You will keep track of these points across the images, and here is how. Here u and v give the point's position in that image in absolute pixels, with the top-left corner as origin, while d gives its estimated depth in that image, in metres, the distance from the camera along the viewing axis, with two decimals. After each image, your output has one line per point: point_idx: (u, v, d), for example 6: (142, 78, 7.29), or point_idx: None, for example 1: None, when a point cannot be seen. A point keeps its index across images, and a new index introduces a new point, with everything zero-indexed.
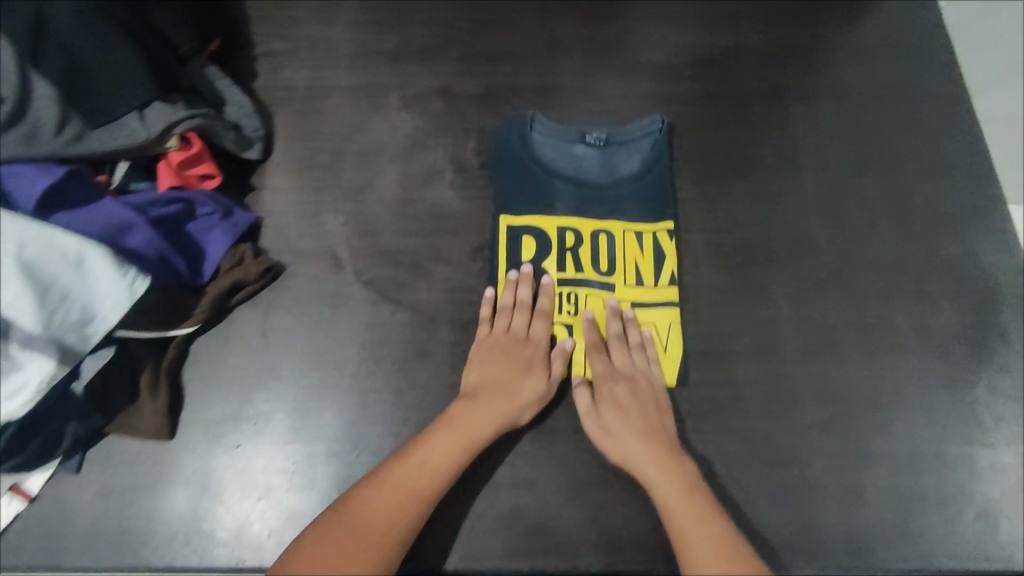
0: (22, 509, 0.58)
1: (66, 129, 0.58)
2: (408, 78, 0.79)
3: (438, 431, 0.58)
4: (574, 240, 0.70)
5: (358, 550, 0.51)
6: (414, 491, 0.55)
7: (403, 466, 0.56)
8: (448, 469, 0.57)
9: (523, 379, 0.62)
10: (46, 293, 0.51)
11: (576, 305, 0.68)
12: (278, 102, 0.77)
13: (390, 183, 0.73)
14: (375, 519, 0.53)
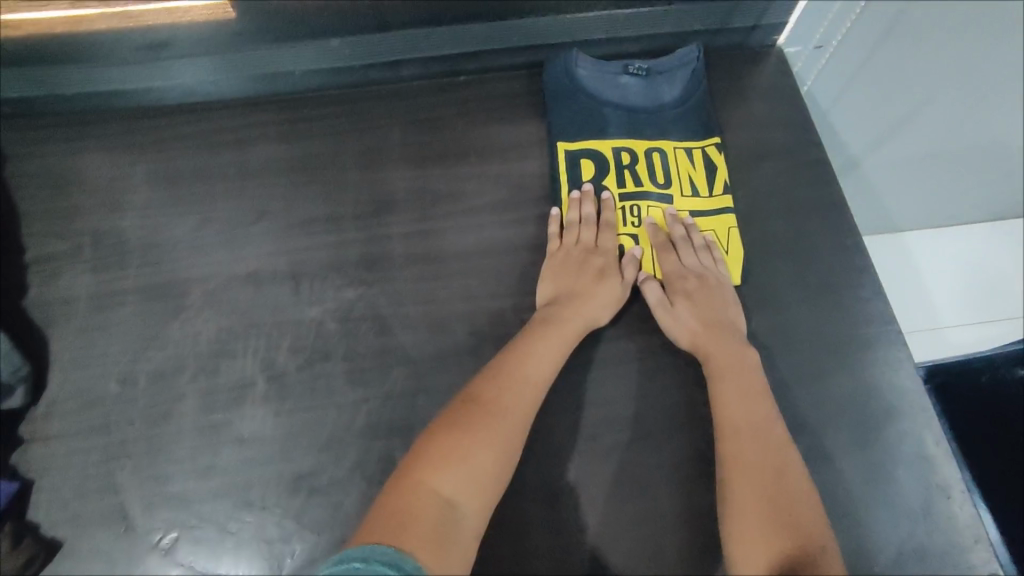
0: None
1: None
2: (213, 269, 0.69)
3: (533, 340, 0.62)
4: (628, 159, 0.74)
5: (466, 460, 0.53)
6: (511, 404, 0.57)
7: (500, 377, 0.59)
8: (540, 379, 0.60)
9: (603, 284, 0.66)
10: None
11: (639, 217, 0.71)
12: (55, 320, 0.67)
13: (190, 408, 0.62)
14: (485, 432, 0.55)
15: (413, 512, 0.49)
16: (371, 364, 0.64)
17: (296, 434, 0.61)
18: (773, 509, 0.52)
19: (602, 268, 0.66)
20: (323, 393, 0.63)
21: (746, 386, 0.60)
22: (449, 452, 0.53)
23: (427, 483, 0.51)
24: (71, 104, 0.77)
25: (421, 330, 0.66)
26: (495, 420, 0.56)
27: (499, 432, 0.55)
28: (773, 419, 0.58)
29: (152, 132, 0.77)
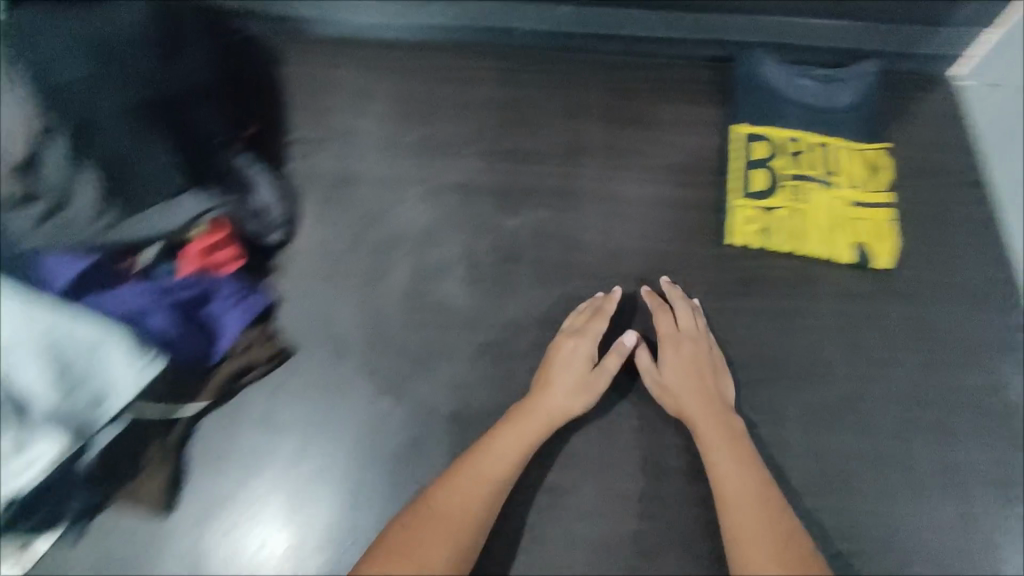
0: (22, 570, 0.62)
1: (102, 218, 0.60)
2: (430, 173, 0.82)
3: (504, 431, 0.63)
4: (796, 147, 0.82)
5: (437, 554, 0.56)
6: (471, 482, 0.60)
7: (467, 470, 0.61)
8: (500, 473, 0.61)
9: (565, 396, 0.65)
10: (70, 374, 0.55)
11: (801, 197, 0.79)
12: (305, 187, 0.81)
13: (403, 276, 0.74)
14: (446, 520, 0.58)
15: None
16: (555, 272, 0.76)
17: (486, 312, 0.73)
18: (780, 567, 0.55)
19: (580, 373, 0.67)
20: (512, 286, 0.74)
21: (734, 458, 0.63)
22: (406, 540, 0.56)
23: (392, 564, 0.55)
24: (322, 29, 0.89)
25: (597, 255, 0.77)
26: (454, 507, 0.59)
27: (465, 518, 0.58)
28: (766, 490, 0.60)
29: (387, 56, 0.89)
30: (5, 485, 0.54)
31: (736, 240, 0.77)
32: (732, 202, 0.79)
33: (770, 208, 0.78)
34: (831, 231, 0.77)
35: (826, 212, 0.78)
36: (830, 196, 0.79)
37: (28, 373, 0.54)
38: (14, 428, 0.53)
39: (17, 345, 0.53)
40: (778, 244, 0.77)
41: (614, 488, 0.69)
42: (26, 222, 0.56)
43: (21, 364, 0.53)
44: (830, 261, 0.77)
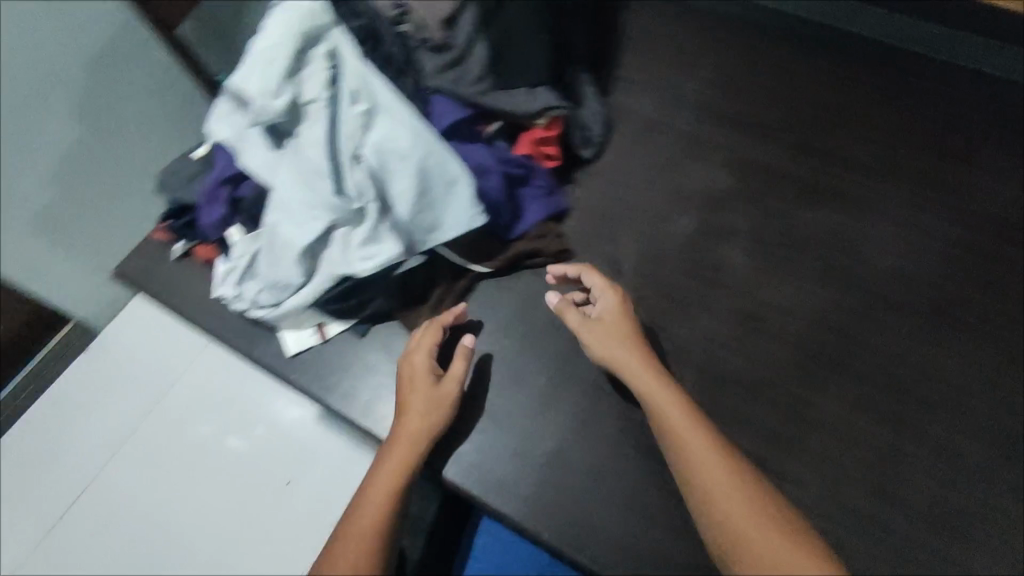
0: (314, 343, 0.72)
1: (479, 84, 0.71)
2: (739, 145, 0.83)
3: (382, 466, 0.61)
4: None
5: (367, 516, 0.57)
6: (373, 506, 0.58)
7: (391, 458, 0.61)
8: (384, 498, 0.59)
9: (422, 412, 0.64)
10: (421, 199, 0.64)
11: None
12: (621, 122, 0.87)
13: (689, 227, 0.78)
14: (369, 533, 0.56)
15: (360, 547, 0.55)
16: (836, 277, 0.74)
17: (760, 287, 0.74)
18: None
19: (438, 399, 0.64)
20: (791, 273, 0.75)
21: (695, 448, 0.56)
22: (343, 540, 0.56)
23: (361, 521, 0.57)
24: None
25: (885, 277, 0.74)
26: (369, 519, 0.57)
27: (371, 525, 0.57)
28: (729, 484, 0.54)
29: (728, 28, 0.91)
30: (349, 265, 0.64)
31: None
32: None
33: None
34: None
35: None
36: None
37: (398, 184, 0.64)
38: (374, 223, 0.63)
39: (403, 159, 0.63)
40: None
41: (853, 508, 0.64)
42: (436, 64, 0.70)
43: (399, 176, 0.64)
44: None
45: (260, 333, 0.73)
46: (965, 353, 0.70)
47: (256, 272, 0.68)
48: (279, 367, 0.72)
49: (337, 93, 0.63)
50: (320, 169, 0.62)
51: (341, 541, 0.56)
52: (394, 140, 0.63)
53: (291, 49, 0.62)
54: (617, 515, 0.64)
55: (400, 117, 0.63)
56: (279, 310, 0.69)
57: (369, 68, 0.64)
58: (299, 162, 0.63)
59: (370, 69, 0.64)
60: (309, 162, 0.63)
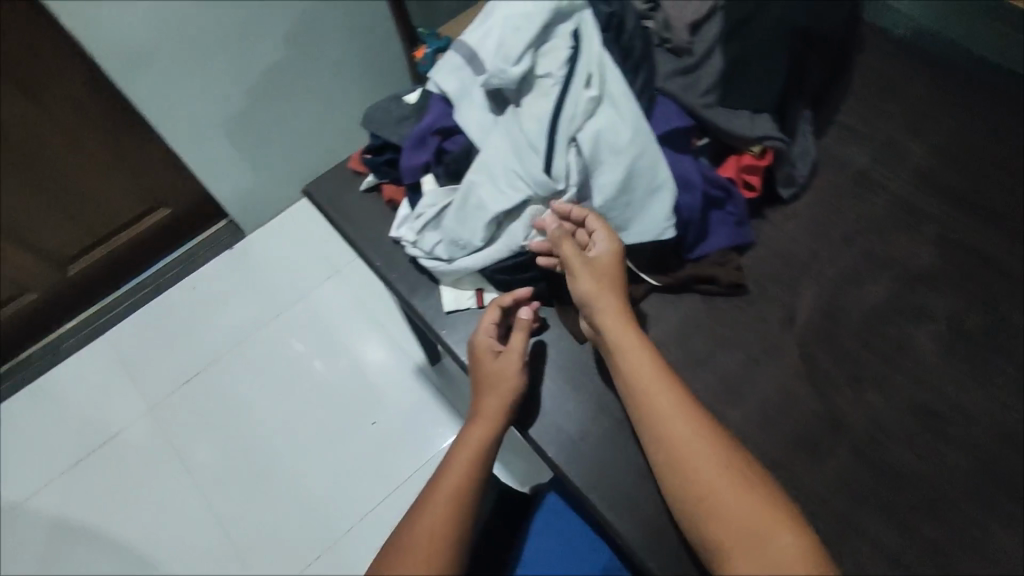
0: (471, 307, 0.72)
1: (708, 95, 0.69)
2: (956, 222, 0.75)
3: (461, 439, 0.62)
4: None
5: (438, 507, 0.57)
6: (450, 482, 0.59)
7: (462, 443, 0.62)
8: (465, 472, 0.60)
9: (491, 393, 0.64)
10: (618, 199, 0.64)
11: None
12: (827, 168, 0.81)
13: (878, 296, 0.72)
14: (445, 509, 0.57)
15: (436, 521, 0.56)
16: None
17: (947, 381, 0.67)
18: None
19: (510, 365, 0.65)
20: (987, 375, 0.66)
21: (689, 434, 0.53)
22: (419, 516, 0.57)
23: (433, 510, 0.57)
24: (918, 47, 0.88)
25: None
26: (446, 495, 0.58)
27: (450, 500, 0.58)
28: (721, 469, 0.51)
29: (973, 97, 0.83)
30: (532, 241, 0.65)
31: None
32: None
33: None
34: None
35: None
36: None
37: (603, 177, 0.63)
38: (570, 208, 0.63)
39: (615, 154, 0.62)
40: None
41: None
42: (669, 67, 0.70)
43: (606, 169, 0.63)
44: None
45: (423, 281, 0.75)
46: None
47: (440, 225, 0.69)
48: (431, 318, 0.73)
49: (573, 72, 0.62)
50: (536, 143, 0.63)
51: (414, 528, 0.56)
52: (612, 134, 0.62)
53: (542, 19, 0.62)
54: None
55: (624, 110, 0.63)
56: (450, 266, 0.70)
57: (607, 57, 0.64)
58: (517, 133, 0.64)
59: (608, 58, 0.64)
60: (527, 133, 0.63)
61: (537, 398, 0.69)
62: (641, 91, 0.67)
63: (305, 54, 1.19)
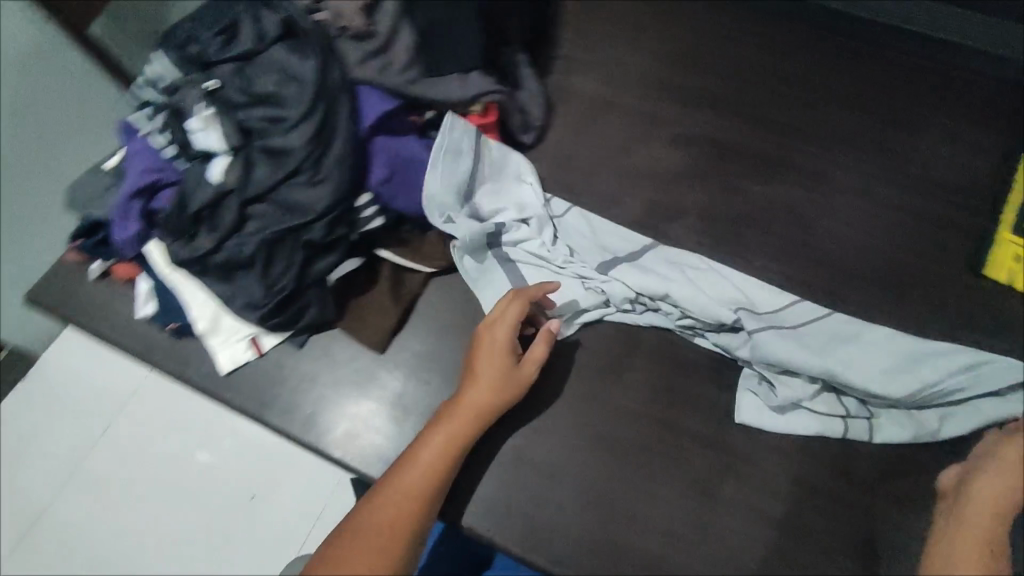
0: (252, 359, 0.68)
1: (410, 70, 0.66)
2: (687, 119, 0.79)
3: (432, 432, 0.58)
4: None
5: (401, 501, 0.55)
6: (415, 479, 0.56)
7: (433, 434, 0.58)
8: (438, 472, 0.57)
9: (489, 386, 0.60)
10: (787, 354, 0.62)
11: None
12: (562, 103, 0.82)
13: (635, 207, 0.76)
14: (397, 511, 0.54)
15: (387, 521, 0.53)
16: (783, 250, 0.73)
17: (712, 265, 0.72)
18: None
19: (516, 372, 0.61)
20: (740, 248, 0.73)
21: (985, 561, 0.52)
22: (373, 508, 0.54)
23: (393, 499, 0.55)
24: None
25: (834, 245, 0.73)
26: (410, 492, 0.55)
27: (412, 500, 0.55)
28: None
29: None
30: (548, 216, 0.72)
31: (992, 272, 0.70)
32: (1000, 231, 0.71)
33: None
34: None
35: None
36: None
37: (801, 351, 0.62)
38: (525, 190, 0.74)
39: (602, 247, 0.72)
40: None
41: (815, 481, 0.61)
42: (357, 54, 0.64)
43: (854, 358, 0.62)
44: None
45: (192, 350, 0.69)
46: (910, 318, 0.69)
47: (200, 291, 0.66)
48: (211, 389, 0.67)
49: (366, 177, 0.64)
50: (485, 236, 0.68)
51: (373, 510, 0.54)
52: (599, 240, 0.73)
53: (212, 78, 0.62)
54: (573, 511, 0.61)
55: (349, 138, 0.60)
56: (220, 329, 0.66)
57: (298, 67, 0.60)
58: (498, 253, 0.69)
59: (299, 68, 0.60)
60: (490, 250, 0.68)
61: (349, 426, 0.65)
62: (338, 84, 0.61)
63: (22, 112, 0.73)
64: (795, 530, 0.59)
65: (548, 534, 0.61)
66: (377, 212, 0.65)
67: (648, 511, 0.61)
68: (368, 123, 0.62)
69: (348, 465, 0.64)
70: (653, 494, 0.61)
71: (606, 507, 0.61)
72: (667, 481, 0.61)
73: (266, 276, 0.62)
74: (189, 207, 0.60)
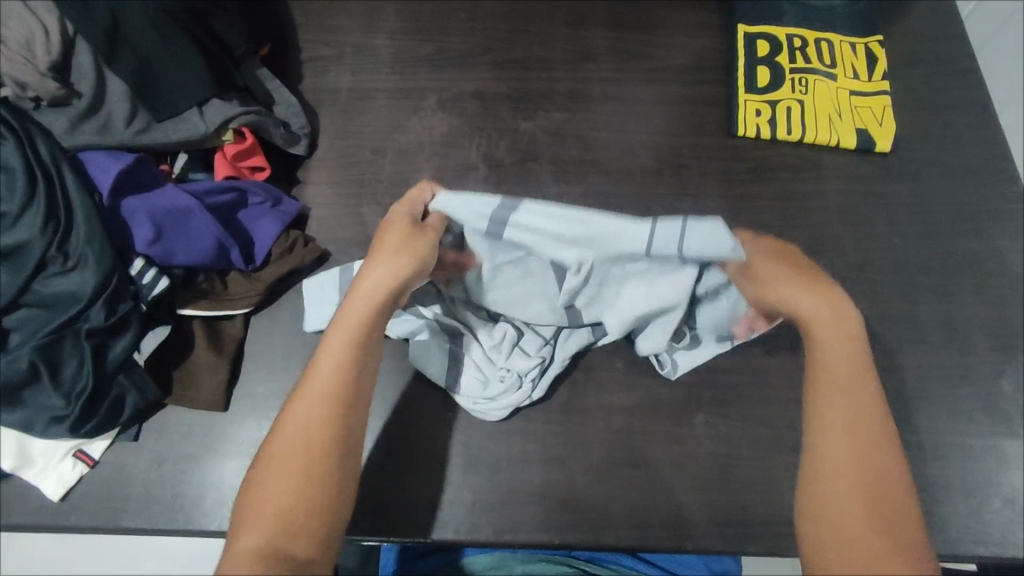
0: (85, 472, 0.62)
1: (136, 121, 0.62)
2: (446, 83, 0.81)
3: (331, 338, 0.53)
4: (800, 43, 0.82)
5: (310, 432, 0.50)
6: (314, 397, 0.51)
7: (333, 337, 0.53)
8: (344, 385, 0.52)
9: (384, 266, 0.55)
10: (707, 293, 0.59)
11: (806, 88, 0.80)
12: (323, 104, 0.80)
13: (427, 178, 0.77)
14: (301, 439, 0.50)
15: (297, 448, 0.49)
16: (572, 172, 0.77)
17: None
18: (851, 440, 0.50)
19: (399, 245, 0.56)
20: (533, 185, 0.77)
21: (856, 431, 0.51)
22: (279, 434, 0.50)
23: (306, 413, 0.51)
24: None
25: (612, 152, 0.78)
26: (314, 409, 0.51)
27: (318, 418, 0.50)
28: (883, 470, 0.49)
29: None
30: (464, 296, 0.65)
31: (744, 130, 0.78)
32: (739, 94, 0.80)
33: (774, 105, 0.79)
34: (836, 121, 0.78)
35: (830, 104, 0.79)
36: (835, 88, 0.80)
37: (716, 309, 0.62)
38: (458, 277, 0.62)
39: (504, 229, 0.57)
40: (789, 133, 0.78)
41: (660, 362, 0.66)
42: (64, 123, 0.60)
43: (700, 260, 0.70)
44: (836, 147, 0.78)
45: (12, 490, 0.61)
46: (692, 193, 0.77)
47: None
48: (48, 521, 0.61)
49: (153, 256, 0.60)
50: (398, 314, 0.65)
51: (286, 428, 0.50)
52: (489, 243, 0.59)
53: None
54: (462, 477, 0.63)
55: (90, 210, 0.57)
56: (34, 456, 0.60)
57: (6, 156, 0.56)
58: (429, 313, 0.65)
59: (8, 156, 0.56)
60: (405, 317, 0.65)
61: (218, 494, 0.62)
62: (55, 159, 0.57)
63: None
64: (654, 409, 0.65)
65: (448, 509, 0.62)
66: (159, 273, 0.60)
67: (529, 448, 0.64)
68: (105, 188, 0.59)
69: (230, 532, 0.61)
70: (530, 431, 0.64)
71: (492, 462, 0.63)
72: (537, 416, 0.65)
73: (60, 384, 0.57)
74: None
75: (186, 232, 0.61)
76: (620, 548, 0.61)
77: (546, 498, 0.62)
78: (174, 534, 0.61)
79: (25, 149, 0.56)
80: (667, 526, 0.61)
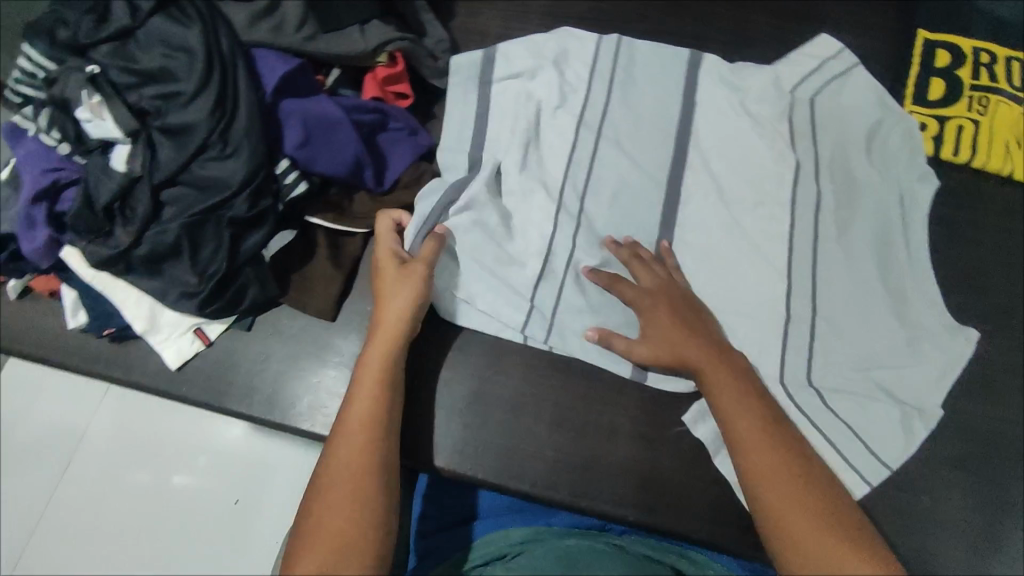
0: (200, 350, 0.66)
1: (304, 28, 0.64)
2: None
3: (374, 356, 0.59)
4: (987, 59, 0.74)
5: (362, 448, 0.54)
6: (365, 411, 0.56)
7: (370, 360, 0.58)
8: (388, 399, 0.57)
9: (403, 292, 0.60)
10: (863, 478, 0.59)
11: (985, 108, 0.72)
12: (468, 46, 0.80)
13: None
14: (354, 449, 0.54)
15: (353, 457, 0.54)
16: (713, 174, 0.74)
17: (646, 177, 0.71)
18: (803, 496, 0.52)
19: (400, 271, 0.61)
20: None
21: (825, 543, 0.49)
22: (336, 449, 0.54)
23: (358, 424, 0.55)
24: None
25: None
26: (365, 418, 0.56)
27: (367, 424, 0.55)
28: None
29: None
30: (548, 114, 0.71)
31: None
32: (905, 104, 0.74)
33: (944, 120, 0.73)
34: (1013, 149, 0.71)
35: (1010, 129, 0.72)
36: (1019, 113, 0.72)
37: (814, 78, 0.72)
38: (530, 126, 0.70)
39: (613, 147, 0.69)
40: (956, 154, 0.71)
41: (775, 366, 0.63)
42: (243, 18, 0.63)
43: (843, 249, 0.66)
44: (1007, 178, 0.71)
45: (137, 352, 0.66)
46: None
47: (133, 292, 0.64)
48: (163, 386, 0.66)
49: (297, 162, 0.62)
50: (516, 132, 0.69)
51: (343, 443, 0.55)
52: (611, 129, 0.70)
53: (90, 63, 0.60)
54: (547, 434, 0.63)
55: (254, 106, 0.60)
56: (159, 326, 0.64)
57: (192, 42, 0.59)
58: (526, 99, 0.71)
59: (194, 43, 0.59)
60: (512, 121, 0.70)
61: (313, 397, 0.65)
62: (231, 53, 0.61)
63: None
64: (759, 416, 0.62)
65: (527, 462, 0.62)
66: (299, 177, 0.63)
67: (619, 421, 0.63)
68: (270, 87, 0.62)
69: (320, 435, 0.64)
70: (622, 405, 0.63)
71: (579, 427, 0.63)
72: (631, 393, 0.63)
73: (197, 263, 0.60)
74: (97, 201, 0.59)
75: (331, 144, 0.63)
76: (695, 540, 0.59)
77: (628, 475, 0.61)
78: (270, 425, 0.65)
79: (208, 38, 0.59)
80: (747, 529, 0.59)
